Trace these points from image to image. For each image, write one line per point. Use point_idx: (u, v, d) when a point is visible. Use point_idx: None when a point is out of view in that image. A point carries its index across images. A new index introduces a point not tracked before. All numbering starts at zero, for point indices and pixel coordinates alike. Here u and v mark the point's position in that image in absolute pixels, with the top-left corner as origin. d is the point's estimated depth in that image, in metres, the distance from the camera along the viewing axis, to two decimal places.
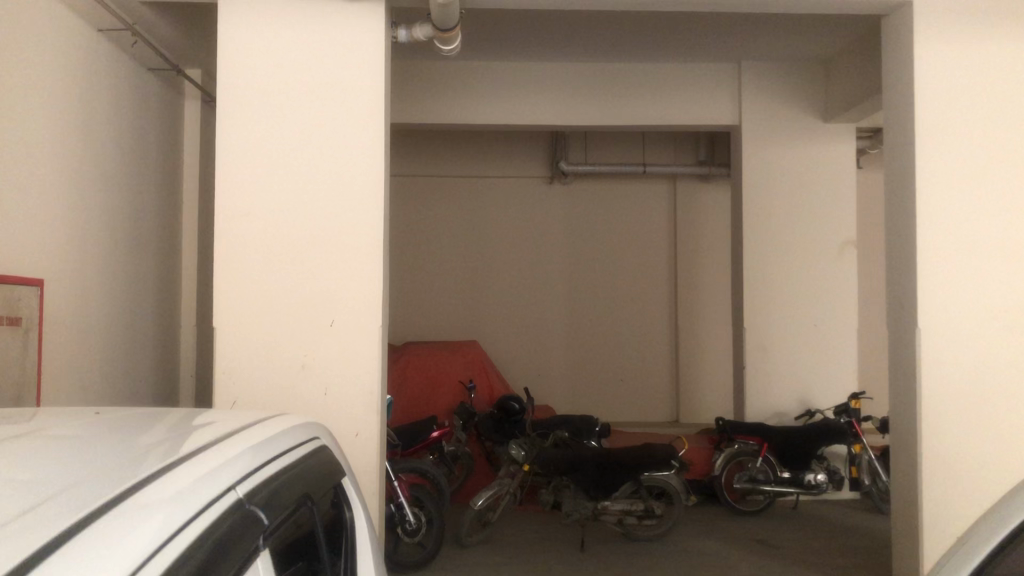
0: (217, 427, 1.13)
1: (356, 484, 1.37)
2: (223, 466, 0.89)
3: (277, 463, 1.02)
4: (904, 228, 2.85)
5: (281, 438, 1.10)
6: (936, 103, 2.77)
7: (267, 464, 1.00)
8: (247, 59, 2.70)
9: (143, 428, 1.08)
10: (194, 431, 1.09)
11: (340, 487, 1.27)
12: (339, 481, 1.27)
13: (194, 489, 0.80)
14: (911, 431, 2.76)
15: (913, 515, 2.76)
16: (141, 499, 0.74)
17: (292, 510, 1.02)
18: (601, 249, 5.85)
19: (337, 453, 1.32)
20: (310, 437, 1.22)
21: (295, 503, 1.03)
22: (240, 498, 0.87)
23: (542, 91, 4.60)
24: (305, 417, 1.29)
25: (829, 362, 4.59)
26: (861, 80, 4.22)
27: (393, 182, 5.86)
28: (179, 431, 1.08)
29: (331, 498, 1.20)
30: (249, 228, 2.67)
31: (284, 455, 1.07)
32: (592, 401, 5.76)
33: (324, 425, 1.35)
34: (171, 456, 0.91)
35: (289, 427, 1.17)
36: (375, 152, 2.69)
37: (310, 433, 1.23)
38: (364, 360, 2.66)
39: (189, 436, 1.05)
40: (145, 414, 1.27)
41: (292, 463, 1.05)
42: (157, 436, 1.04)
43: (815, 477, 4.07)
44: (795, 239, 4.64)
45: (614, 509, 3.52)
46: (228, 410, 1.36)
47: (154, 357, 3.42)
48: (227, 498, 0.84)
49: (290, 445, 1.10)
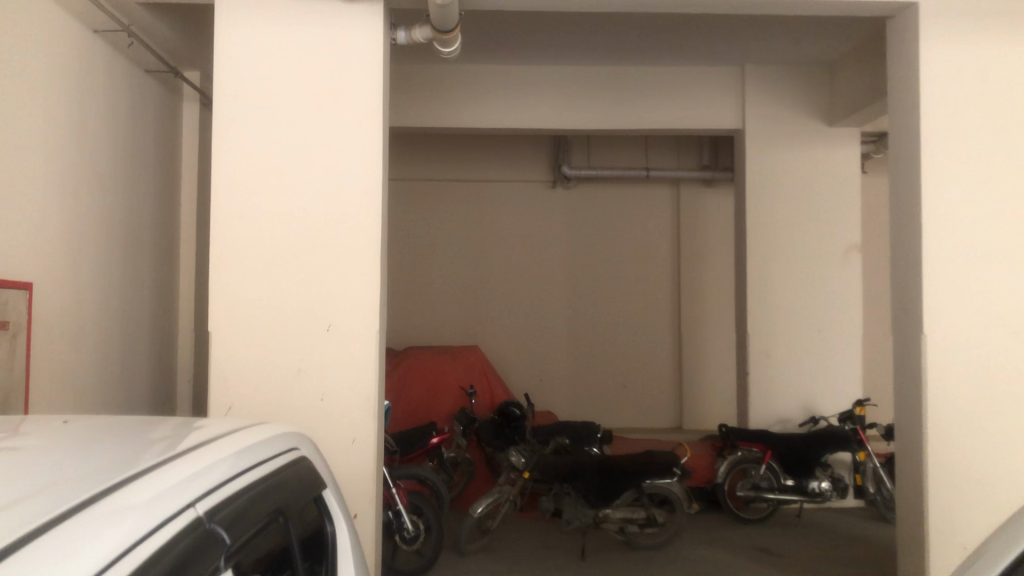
0: (196, 439, 1.17)
1: (342, 496, 1.39)
2: (181, 484, 0.92)
3: (245, 478, 1.05)
4: (909, 233, 2.80)
5: (254, 451, 1.12)
6: (942, 106, 2.73)
7: (234, 480, 1.02)
8: (245, 60, 2.67)
9: (123, 442, 1.12)
10: (173, 443, 1.13)
11: (321, 500, 1.29)
12: (321, 493, 1.29)
13: (144, 509, 0.83)
14: (916, 439, 2.72)
15: (918, 523, 2.72)
16: (87, 521, 0.77)
17: (260, 525, 1.05)
18: (604, 254, 5.81)
19: (320, 465, 1.34)
20: (289, 450, 1.24)
21: (263, 518, 1.06)
22: (197, 517, 0.90)
23: (544, 94, 4.57)
24: (289, 430, 1.32)
25: (833, 368, 4.55)
26: (866, 83, 4.17)
27: (395, 186, 5.83)
28: (158, 444, 1.12)
29: (309, 511, 1.23)
30: (244, 231, 2.64)
31: (257, 468, 1.10)
32: (595, 406, 5.72)
33: (310, 437, 1.37)
34: (132, 472, 0.94)
35: (266, 439, 1.19)
36: (372, 154, 2.66)
37: (289, 446, 1.25)
38: (361, 366, 2.62)
39: (160, 450, 1.08)
40: (135, 424, 1.31)
41: (261, 478, 1.08)
42: (130, 450, 1.08)
43: (820, 485, 4.02)
44: (799, 243, 4.59)
45: (615, 517, 3.47)
46: (219, 420, 1.40)
47: (150, 361, 3.39)
48: (181, 519, 0.87)
49: (263, 459, 1.13)
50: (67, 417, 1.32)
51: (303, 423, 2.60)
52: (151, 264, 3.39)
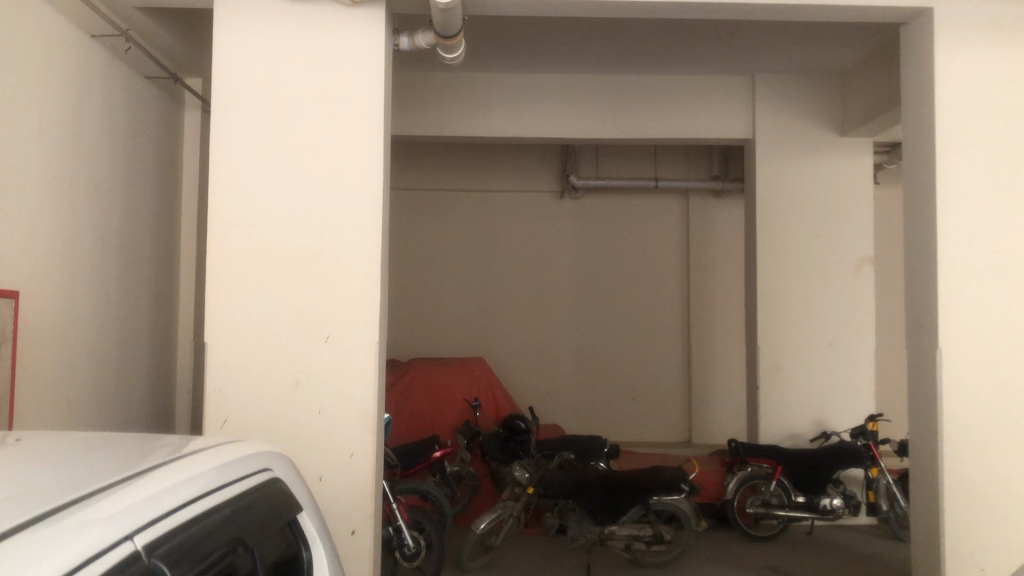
0: (153, 463, 1.10)
1: (322, 518, 1.31)
2: (116, 516, 0.87)
3: (199, 504, 0.99)
4: (924, 245, 2.73)
5: (213, 474, 1.07)
6: (957, 113, 2.66)
7: (183, 508, 0.97)
8: (243, 66, 2.62)
9: (72, 470, 1.06)
10: (126, 468, 1.07)
11: (294, 524, 1.22)
12: (294, 516, 1.22)
13: (66, 544, 0.79)
14: (932, 458, 2.64)
15: (934, 544, 2.63)
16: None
17: (213, 560, 0.98)
18: (613, 265, 5.74)
19: (294, 486, 1.27)
20: (260, 470, 1.18)
21: (218, 551, 0.99)
22: (125, 557, 0.83)
23: (550, 104, 4.52)
24: (260, 448, 1.25)
25: (845, 383, 4.46)
26: (879, 92, 4.10)
27: (401, 197, 5.78)
28: (110, 470, 1.06)
29: (279, 537, 1.16)
30: (242, 239, 2.58)
31: (211, 496, 1.03)
32: (602, 419, 5.64)
33: (283, 457, 1.30)
34: (69, 502, 0.89)
35: (231, 459, 1.14)
36: (373, 160, 2.60)
37: (260, 466, 1.20)
38: (360, 377, 2.55)
39: (113, 476, 1.03)
40: (102, 444, 1.25)
41: (214, 508, 1.01)
42: (82, 475, 1.03)
43: (831, 502, 3.93)
44: (810, 255, 4.51)
45: (620, 534, 3.40)
46: (193, 437, 1.34)
47: (149, 373, 3.34)
48: (107, 557, 0.81)
49: (224, 482, 1.07)
50: (38, 437, 1.28)
51: (300, 437, 2.54)
52: (150, 275, 3.34)
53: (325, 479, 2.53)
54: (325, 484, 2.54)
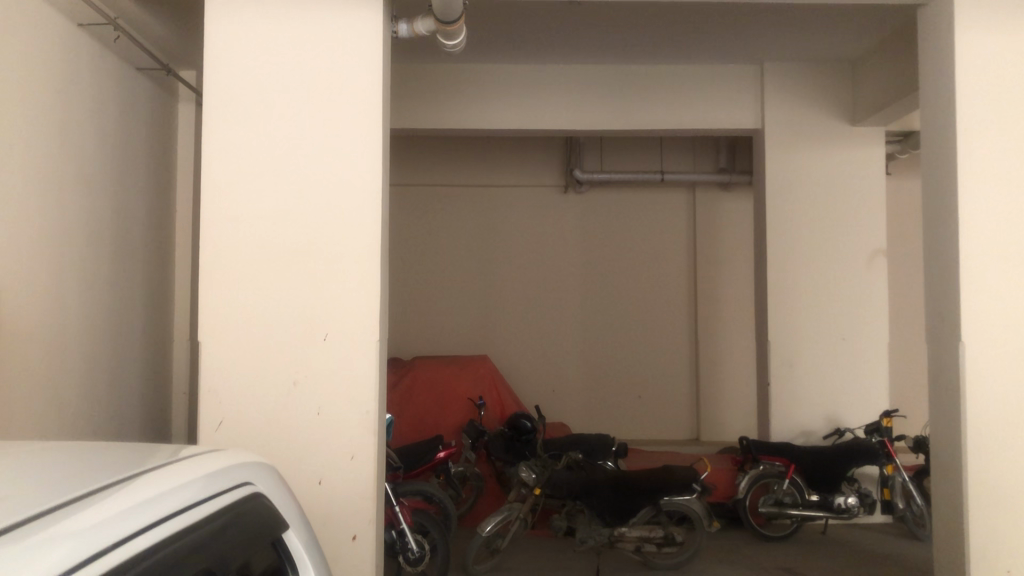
0: (117, 479, 0.98)
1: (309, 540, 1.19)
2: (73, 541, 0.77)
3: (171, 523, 0.89)
4: (945, 234, 2.62)
5: (187, 490, 0.96)
6: (979, 96, 2.55)
7: (150, 529, 0.86)
8: (235, 57, 2.52)
9: (25, 484, 0.94)
10: (85, 484, 0.95)
11: (278, 547, 1.10)
12: (278, 539, 1.10)
13: None
14: (955, 456, 2.53)
15: (957, 544, 2.53)
16: None
17: None
18: (618, 261, 5.64)
19: (279, 504, 1.15)
20: (241, 485, 1.08)
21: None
22: None
23: (553, 95, 4.42)
24: (242, 462, 1.14)
25: (859, 378, 4.35)
26: (893, 79, 4.00)
27: (401, 193, 5.69)
28: (67, 485, 0.94)
29: (260, 564, 1.04)
30: (236, 234, 2.48)
31: (181, 516, 0.92)
32: (608, 417, 5.54)
33: (267, 471, 1.18)
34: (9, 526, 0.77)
35: (209, 473, 1.03)
36: (372, 151, 2.50)
37: (241, 480, 1.09)
38: (360, 376, 2.46)
39: (76, 489, 0.93)
40: (67, 455, 1.14)
41: (183, 531, 0.89)
42: (43, 488, 0.93)
43: (846, 500, 3.83)
44: (822, 248, 4.41)
45: (630, 536, 3.30)
46: (170, 447, 1.22)
47: (143, 376, 3.24)
48: None
49: (200, 498, 0.97)
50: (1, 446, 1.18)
51: (298, 440, 2.44)
52: (143, 273, 3.25)
53: (324, 483, 2.44)
54: (325, 487, 2.45)
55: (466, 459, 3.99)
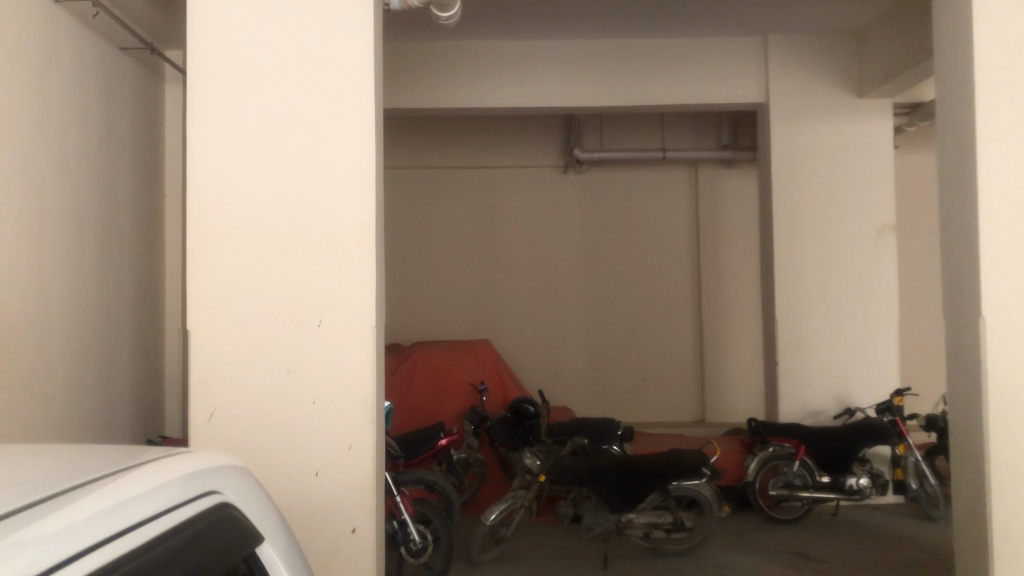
0: (63, 486, 0.86)
1: (288, 552, 1.08)
2: (16, 561, 0.66)
3: (121, 541, 0.77)
4: (964, 205, 2.51)
5: (141, 503, 0.84)
6: (998, 59, 2.43)
7: (100, 547, 0.74)
8: (220, 33, 2.41)
9: None
10: (26, 493, 0.83)
11: (254, 562, 0.98)
12: (255, 552, 0.99)
13: None
14: (976, 435, 2.44)
15: (979, 528, 2.44)
16: None
17: None
18: (620, 242, 5.54)
19: (256, 513, 1.03)
20: (206, 495, 0.95)
21: None
22: None
23: (552, 71, 4.31)
24: (213, 466, 1.02)
25: (869, 356, 4.26)
26: (903, 48, 3.88)
27: (397, 175, 5.58)
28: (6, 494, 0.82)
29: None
30: (224, 218, 2.38)
31: (137, 532, 0.80)
32: (613, 400, 5.46)
33: (240, 477, 1.06)
34: None
35: (165, 482, 0.90)
36: (364, 129, 2.39)
37: (207, 489, 0.96)
38: (357, 362, 2.36)
39: (27, 495, 0.82)
40: (14, 459, 1.02)
41: (143, 548, 0.78)
42: None
43: (858, 481, 3.73)
44: (829, 224, 4.30)
45: (639, 522, 3.22)
46: (132, 447, 1.10)
47: (133, 367, 3.15)
48: None
49: (155, 512, 0.84)
50: None
51: (294, 430, 2.35)
52: (132, 260, 3.14)
53: (321, 474, 2.35)
54: (323, 479, 2.36)
55: (468, 446, 3.90)
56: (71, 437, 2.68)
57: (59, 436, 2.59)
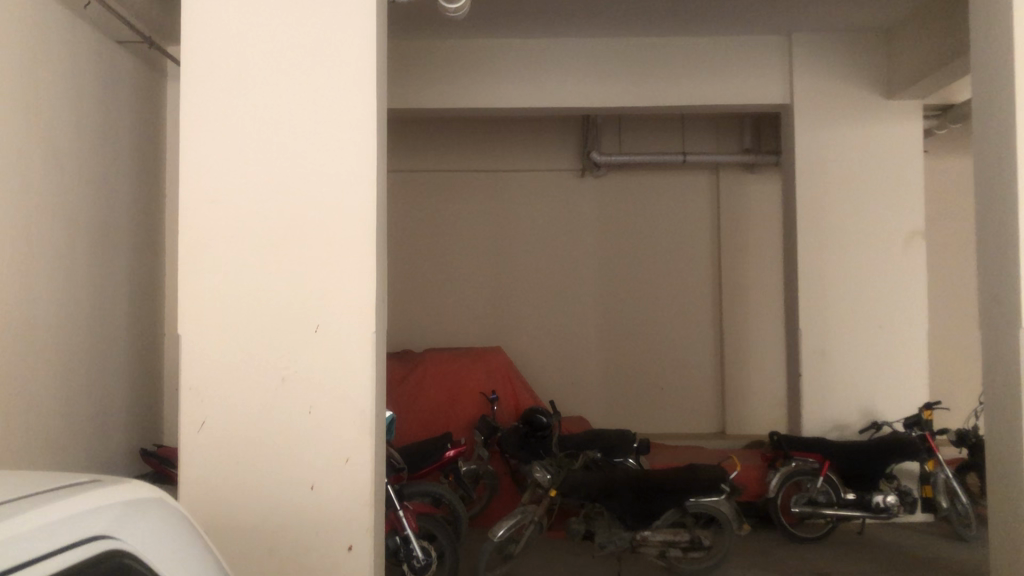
0: None
1: None
2: None
3: None
4: (1002, 205, 2.35)
5: (20, 546, 0.72)
6: None
7: None
8: (214, 25, 2.30)
9: None
10: None
11: None
12: None
13: None
14: (1016, 451, 2.27)
15: (1019, 551, 2.27)
16: None
17: None
18: (638, 247, 5.39)
19: (178, 557, 0.91)
20: (81, 545, 0.78)
21: None
22: None
23: (568, 71, 4.19)
24: (132, 504, 0.90)
25: (897, 368, 4.08)
26: (936, 45, 3.71)
27: (410, 178, 5.46)
28: None
29: None
30: (218, 217, 2.27)
31: None
32: (631, 411, 5.31)
33: (166, 516, 0.94)
34: None
35: (16, 536, 0.73)
36: (366, 124, 2.27)
37: (83, 537, 0.79)
38: (354, 370, 2.24)
39: None
40: None
41: None
42: None
43: (884, 499, 3.58)
44: (856, 230, 4.14)
45: (654, 540, 3.08)
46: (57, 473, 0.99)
47: (128, 371, 3.03)
48: None
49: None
50: None
51: (288, 441, 2.23)
52: (129, 261, 3.04)
53: (316, 488, 2.23)
54: (317, 493, 2.23)
55: (478, 457, 3.78)
56: (60, 446, 2.56)
57: (48, 444, 2.49)
